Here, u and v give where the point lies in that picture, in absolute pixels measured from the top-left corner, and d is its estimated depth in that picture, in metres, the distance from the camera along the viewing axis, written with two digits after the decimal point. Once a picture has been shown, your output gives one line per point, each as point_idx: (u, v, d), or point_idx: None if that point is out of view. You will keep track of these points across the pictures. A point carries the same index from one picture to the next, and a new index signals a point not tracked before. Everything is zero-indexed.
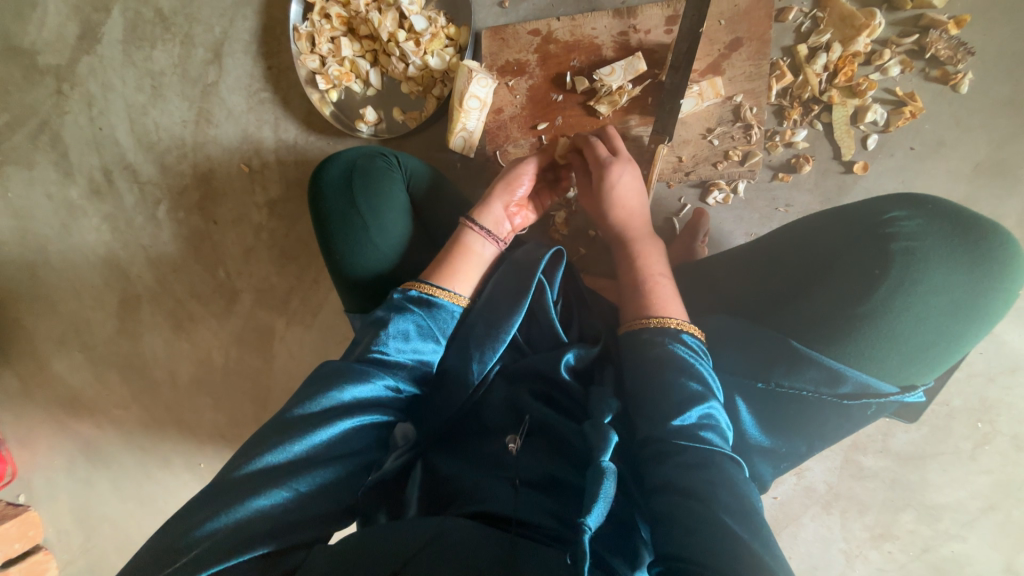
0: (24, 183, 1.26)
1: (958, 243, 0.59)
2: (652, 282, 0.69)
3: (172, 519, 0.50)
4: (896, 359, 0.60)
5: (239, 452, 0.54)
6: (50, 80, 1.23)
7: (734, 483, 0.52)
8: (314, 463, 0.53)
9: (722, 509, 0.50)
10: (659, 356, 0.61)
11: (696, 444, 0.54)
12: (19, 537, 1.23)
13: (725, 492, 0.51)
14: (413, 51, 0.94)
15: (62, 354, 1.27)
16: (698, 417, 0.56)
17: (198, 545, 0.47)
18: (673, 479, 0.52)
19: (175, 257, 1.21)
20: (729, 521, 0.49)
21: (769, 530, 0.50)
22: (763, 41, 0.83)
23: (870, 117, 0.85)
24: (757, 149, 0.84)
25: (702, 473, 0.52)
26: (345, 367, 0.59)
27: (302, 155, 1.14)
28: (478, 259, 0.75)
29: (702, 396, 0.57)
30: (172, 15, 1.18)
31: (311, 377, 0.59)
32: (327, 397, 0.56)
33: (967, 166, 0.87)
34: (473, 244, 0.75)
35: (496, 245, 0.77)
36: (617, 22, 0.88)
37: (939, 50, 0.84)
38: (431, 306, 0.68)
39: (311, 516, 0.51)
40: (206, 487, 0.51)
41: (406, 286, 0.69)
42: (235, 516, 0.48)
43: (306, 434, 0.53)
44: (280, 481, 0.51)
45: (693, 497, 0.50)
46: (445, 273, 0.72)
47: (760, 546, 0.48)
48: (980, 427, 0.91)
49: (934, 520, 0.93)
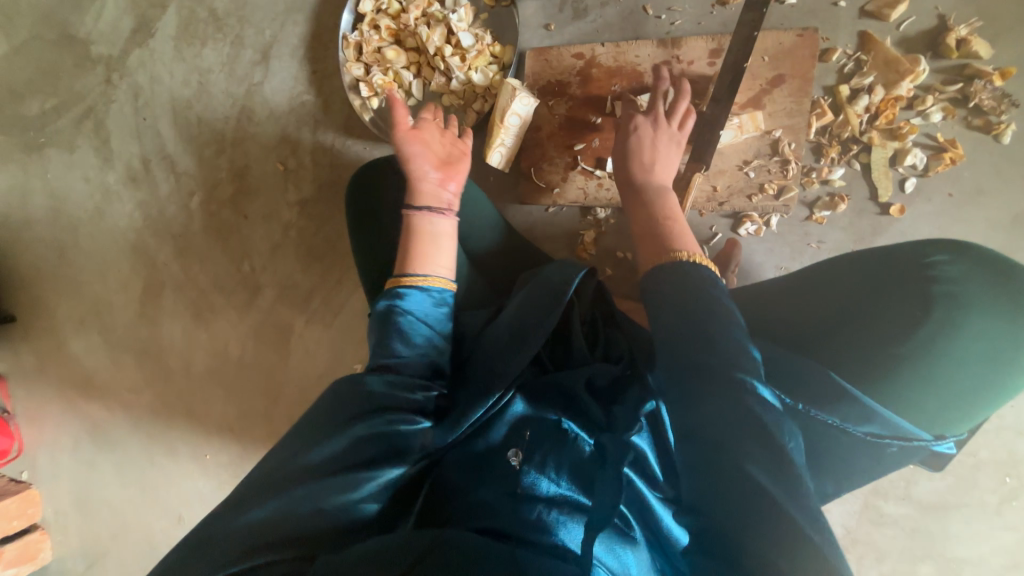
0: (65, 166, 1.29)
1: (999, 292, 0.59)
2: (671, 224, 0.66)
3: (209, 517, 0.56)
4: (932, 404, 0.59)
5: (271, 463, 0.60)
6: (101, 68, 1.27)
7: (762, 425, 0.47)
8: (329, 469, 0.57)
9: (754, 462, 0.45)
10: (677, 279, 0.57)
11: (724, 384, 0.49)
12: (18, 515, 1.25)
13: (758, 444, 0.46)
14: (458, 66, 0.96)
15: (81, 335, 1.29)
16: (728, 348, 0.51)
17: (217, 543, 0.52)
18: (699, 402, 0.49)
19: (203, 247, 1.23)
20: (755, 474, 0.44)
21: (807, 489, 0.46)
22: (805, 79, 0.84)
23: (909, 160, 0.85)
24: (793, 184, 0.84)
25: (726, 424, 0.47)
26: (352, 377, 0.65)
27: (338, 158, 1.16)
28: (430, 234, 0.76)
29: (730, 325, 0.52)
30: (225, 16, 1.22)
31: (331, 392, 0.66)
32: (341, 407, 0.63)
33: (1005, 217, 0.87)
34: (422, 225, 0.77)
35: (443, 216, 0.78)
36: (661, 51, 0.90)
37: (983, 100, 0.85)
38: (402, 294, 0.72)
39: (322, 521, 0.53)
40: (241, 485, 0.59)
41: (386, 294, 0.74)
42: (258, 518, 0.53)
43: (321, 442, 0.59)
44: (295, 484, 0.56)
45: (721, 450, 0.46)
46: (403, 263, 0.76)
47: (797, 510, 0.43)
48: (1007, 482, 0.89)
49: (954, 575, 0.90)
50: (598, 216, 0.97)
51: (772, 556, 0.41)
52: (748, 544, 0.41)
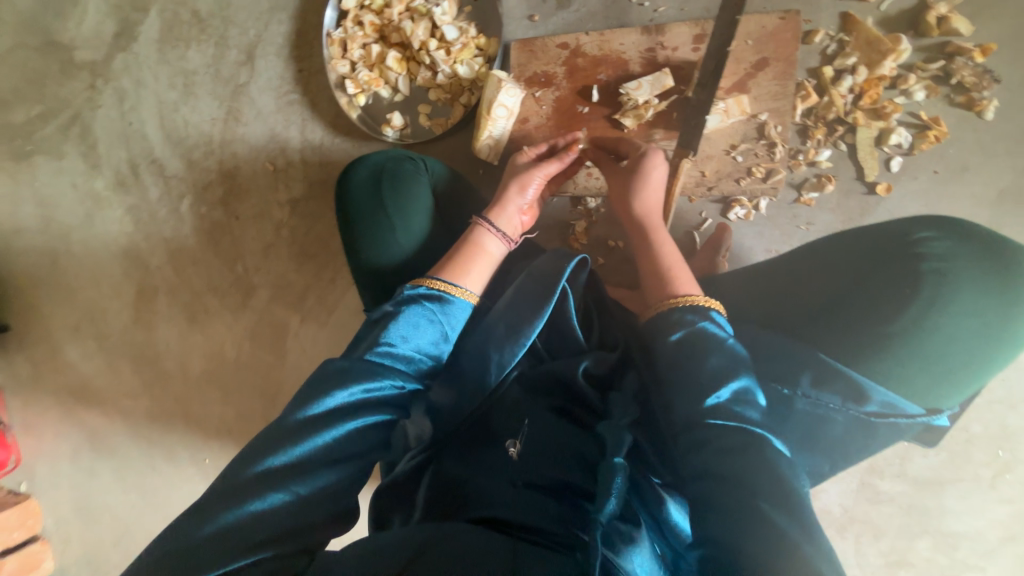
0: (52, 173, 1.28)
1: (987, 266, 0.60)
2: (675, 269, 0.68)
3: (177, 522, 0.50)
4: (924, 380, 0.60)
5: (243, 452, 0.53)
6: (85, 74, 1.26)
7: (770, 462, 0.50)
8: (314, 467, 0.53)
9: (760, 495, 0.47)
10: (687, 334, 0.60)
11: (729, 424, 0.53)
12: (20, 526, 1.24)
13: (764, 476, 0.49)
14: (443, 60, 0.96)
15: (75, 343, 1.28)
16: (731, 393, 0.55)
17: (199, 550, 0.47)
18: (706, 438, 0.53)
19: (195, 250, 1.23)
20: (761, 503, 0.47)
21: (812, 516, 0.47)
22: (789, 62, 0.84)
23: (893, 139, 0.86)
24: (780, 167, 0.85)
25: (737, 457, 0.50)
26: (347, 366, 0.59)
27: (327, 156, 1.16)
28: (488, 257, 0.76)
29: (733, 370, 0.56)
30: (208, 17, 1.21)
31: (315, 377, 0.59)
32: (329, 400, 0.56)
33: (991, 192, 0.87)
34: (484, 243, 0.76)
35: (506, 244, 0.79)
36: (645, 38, 0.90)
37: (965, 76, 0.85)
38: (443, 301, 0.68)
39: (309, 520, 0.51)
40: (212, 487, 0.51)
41: (416, 282, 0.70)
42: (235, 520, 0.49)
43: (307, 437, 0.53)
44: (279, 483, 0.51)
45: (730, 481, 0.49)
46: (456, 270, 0.73)
47: (806, 543, 0.44)
48: (1001, 455, 0.89)
49: (951, 549, 0.91)
50: (588, 206, 0.97)
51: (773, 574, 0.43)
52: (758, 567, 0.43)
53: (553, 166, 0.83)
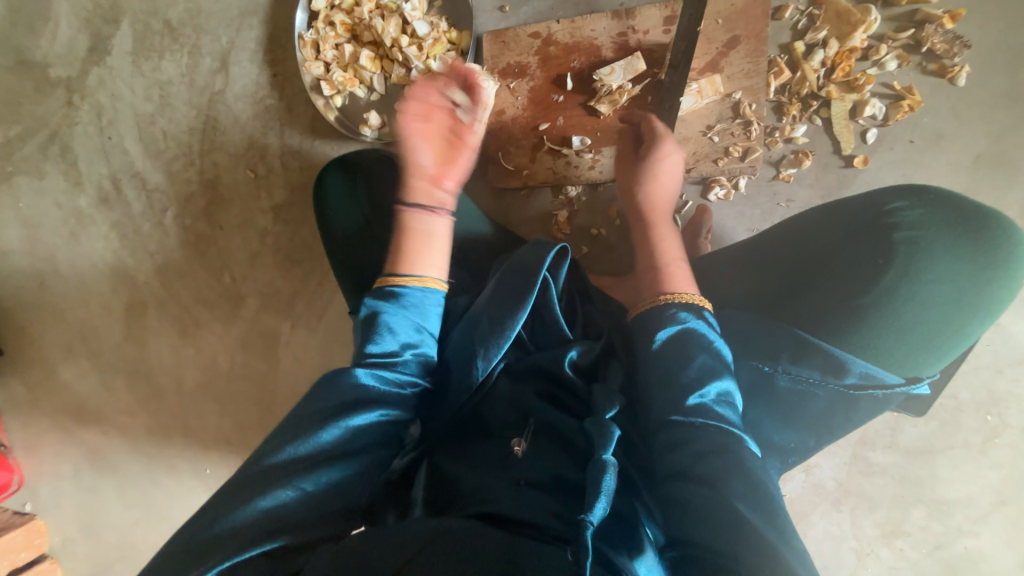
0: (34, 192, 1.28)
1: (960, 232, 0.60)
2: (670, 265, 0.69)
3: (191, 520, 0.50)
4: (902, 349, 0.60)
5: (251, 453, 0.54)
6: (61, 91, 1.25)
7: (743, 465, 0.51)
8: (318, 463, 0.52)
9: (733, 496, 0.48)
10: (677, 334, 0.60)
11: (709, 423, 0.54)
12: (25, 546, 1.24)
13: (737, 477, 0.50)
14: (415, 55, 0.96)
15: (69, 361, 1.28)
16: (716, 393, 0.56)
17: (208, 548, 0.46)
18: (681, 440, 0.53)
19: (182, 262, 1.23)
20: (739, 506, 0.48)
21: (788, 522, 0.49)
22: (760, 38, 0.84)
23: (869, 110, 0.86)
24: (757, 145, 0.85)
25: (715, 459, 0.51)
26: (342, 370, 0.60)
27: (307, 160, 1.16)
28: (421, 232, 0.74)
29: (717, 371, 0.57)
30: (180, 26, 1.20)
31: (320, 377, 0.60)
32: (340, 395, 0.57)
33: (968, 159, 0.87)
34: (413, 221, 0.75)
35: (437, 215, 0.76)
36: (615, 23, 0.90)
37: (936, 44, 0.85)
38: (399, 296, 0.69)
39: (313, 516, 0.49)
40: (224, 484, 0.52)
41: (375, 286, 0.70)
42: (238, 517, 0.48)
43: (316, 432, 0.54)
44: (286, 479, 0.51)
45: (706, 485, 0.49)
46: (408, 260, 0.73)
47: (777, 537, 0.46)
48: (989, 420, 0.90)
49: (946, 517, 0.91)
50: (569, 194, 0.96)
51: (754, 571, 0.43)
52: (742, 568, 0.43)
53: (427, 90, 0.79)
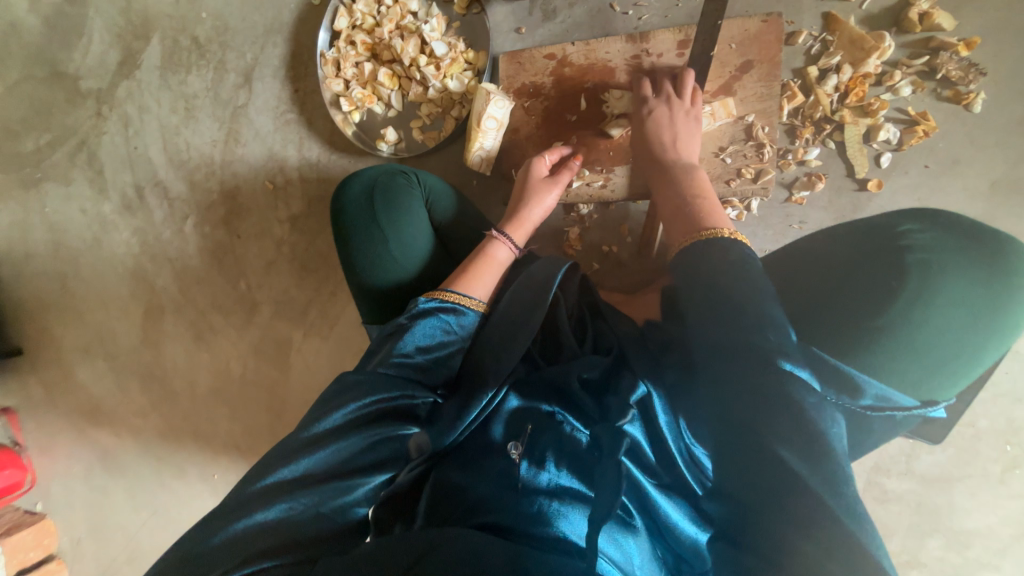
0: (61, 199, 1.32)
1: (974, 255, 0.60)
2: (696, 204, 0.70)
3: (197, 525, 0.52)
4: (917, 371, 0.59)
5: (256, 466, 0.55)
6: (91, 102, 1.30)
7: (795, 404, 0.47)
8: (325, 479, 0.54)
9: (779, 445, 0.45)
10: (724, 269, 0.56)
11: (766, 363, 0.49)
12: (35, 545, 1.26)
13: (784, 427, 0.46)
14: (433, 74, 0.98)
15: (87, 363, 1.31)
16: (769, 330, 0.51)
17: (212, 555, 0.49)
18: (727, 378, 0.51)
19: (199, 269, 1.25)
20: (789, 455, 0.45)
21: (845, 463, 0.46)
22: (773, 63, 0.85)
23: (882, 136, 0.86)
24: (770, 167, 0.85)
25: (766, 406, 0.47)
26: (364, 379, 0.62)
27: (324, 173, 1.18)
28: (496, 265, 0.79)
29: (766, 308, 0.52)
30: (207, 42, 1.25)
31: (331, 391, 0.61)
32: (342, 413, 0.58)
33: (984, 184, 0.87)
34: (492, 251, 0.80)
35: (512, 251, 0.81)
36: (630, 46, 0.91)
37: (951, 70, 0.85)
38: (456, 313, 0.71)
39: (319, 530, 0.52)
40: (229, 495, 0.53)
41: (430, 295, 0.72)
42: (246, 528, 0.50)
43: (320, 448, 0.55)
44: (288, 494, 0.52)
45: (749, 430, 0.47)
46: (468, 280, 0.76)
47: (827, 493, 0.43)
48: (1009, 450, 0.88)
49: (963, 548, 0.89)
50: (581, 212, 0.98)
51: (800, 522, 0.42)
52: (789, 504, 0.42)
53: (567, 177, 0.87)
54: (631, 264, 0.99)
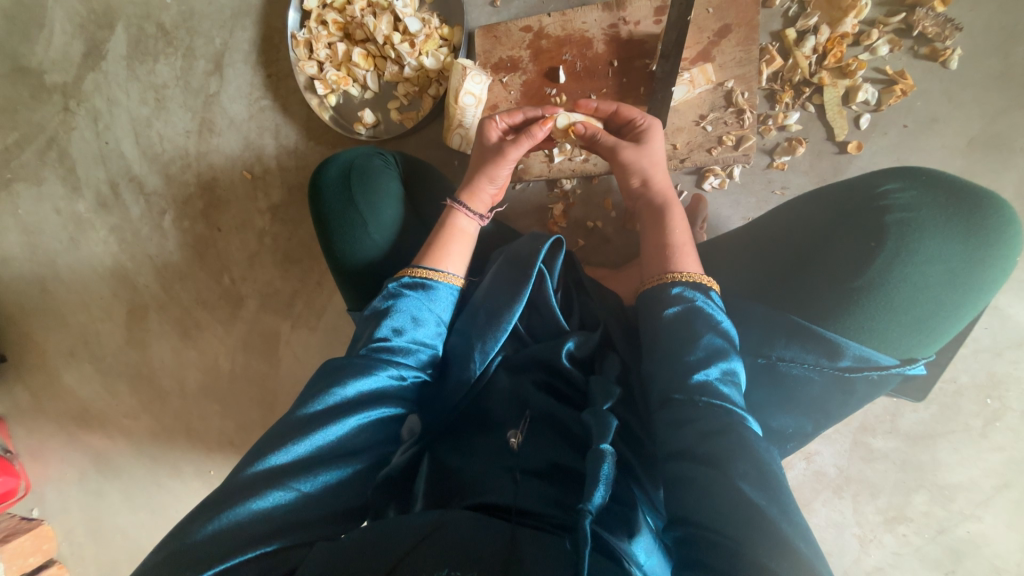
0: (34, 199, 1.28)
1: (950, 211, 0.60)
2: (681, 249, 0.67)
3: (184, 520, 0.49)
4: (897, 330, 0.60)
5: (245, 455, 0.53)
6: (58, 97, 1.26)
7: (750, 445, 0.50)
8: (318, 463, 0.53)
9: (737, 475, 0.48)
10: (683, 309, 0.60)
11: (713, 401, 0.53)
12: (33, 551, 1.25)
13: (742, 459, 0.49)
14: (408, 52, 0.96)
15: (73, 367, 1.29)
16: (720, 371, 0.55)
17: (198, 549, 0.46)
18: (681, 419, 0.53)
19: (181, 265, 1.23)
20: (744, 488, 0.47)
21: (792, 501, 0.48)
22: (752, 26, 0.84)
23: (861, 97, 0.86)
24: (750, 133, 0.85)
25: (720, 440, 0.50)
26: (348, 362, 0.59)
27: (302, 160, 1.16)
28: (462, 235, 0.76)
29: (724, 351, 0.56)
30: (173, 29, 1.21)
31: (321, 375, 0.60)
32: (330, 396, 0.56)
33: (962, 142, 0.87)
34: (455, 223, 0.77)
35: (477, 220, 0.79)
36: (606, 15, 0.90)
37: (927, 27, 0.85)
38: (426, 287, 0.69)
39: (314, 515, 0.50)
40: (217, 487, 0.51)
41: (400, 274, 0.70)
42: (236, 517, 0.48)
43: (310, 433, 0.53)
44: (281, 480, 0.50)
45: (710, 464, 0.49)
46: (435, 255, 0.73)
47: (784, 521, 0.46)
48: (990, 404, 0.90)
49: (948, 501, 0.91)
50: (564, 187, 0.98)
51: (762, 559, 0.43)
52: (746, 533, 0.44)
53: (522, 148, 0.78)
54: (617, 240, 0.98)
